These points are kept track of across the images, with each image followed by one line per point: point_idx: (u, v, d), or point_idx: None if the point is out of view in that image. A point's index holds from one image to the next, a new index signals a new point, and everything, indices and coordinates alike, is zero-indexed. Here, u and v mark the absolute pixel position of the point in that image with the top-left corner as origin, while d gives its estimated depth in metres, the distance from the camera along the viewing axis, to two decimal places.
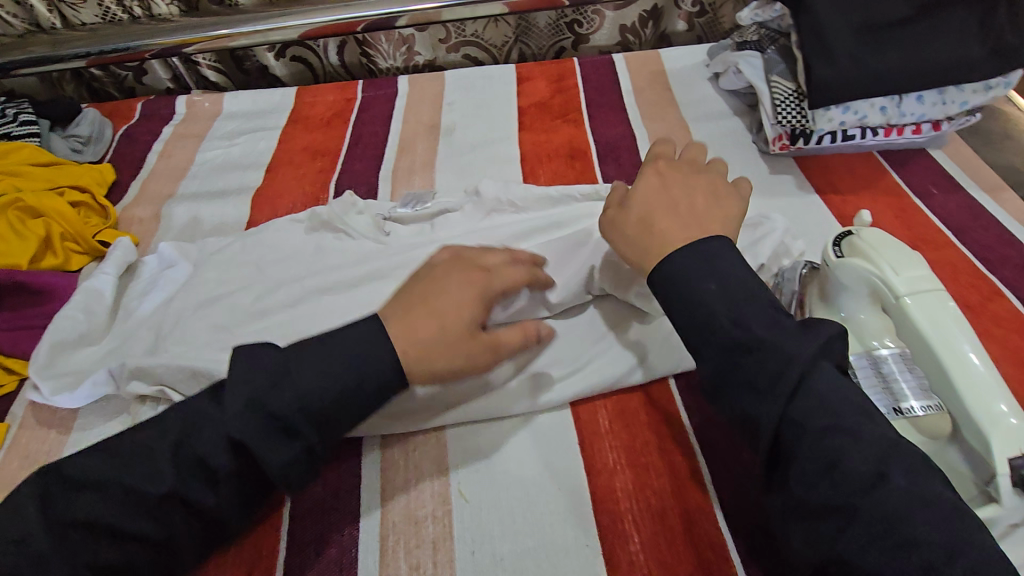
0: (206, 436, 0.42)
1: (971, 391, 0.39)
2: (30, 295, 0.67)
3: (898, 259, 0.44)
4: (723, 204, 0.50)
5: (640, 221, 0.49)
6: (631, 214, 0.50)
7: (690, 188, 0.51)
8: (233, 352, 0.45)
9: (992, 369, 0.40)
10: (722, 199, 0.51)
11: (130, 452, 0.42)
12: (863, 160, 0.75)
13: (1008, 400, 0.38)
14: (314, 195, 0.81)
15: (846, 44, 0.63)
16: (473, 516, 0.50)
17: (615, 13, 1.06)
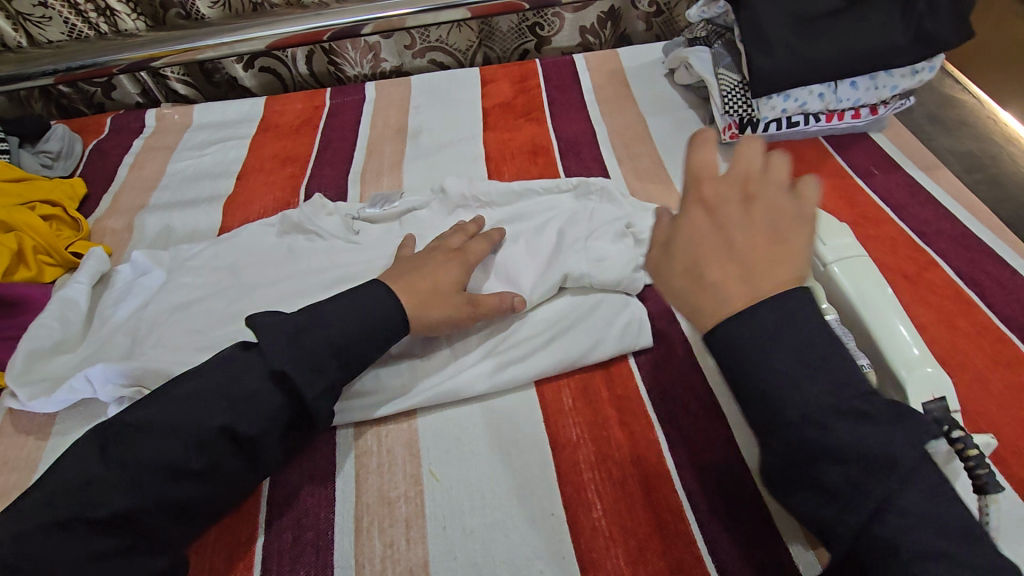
0: (247, 381, 0.48)
1: (892, 343, 0.43)
2: (4, 307, 0.68)
3: (828, 229, 0.48)
4: (798, 239, 0.38)
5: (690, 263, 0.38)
6: (677, 253, 0.39)
7: (755, 220, 0.38)
8: (249, 319, 0.52)
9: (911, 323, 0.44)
10: (799, 232, 0.38)
11: (176, 403, 0.48)
12: (807, 146, 0.79)
13: (923, 350, 0.43)
14: (285, 200, 0.83)
15: (782, 36, 0.67)
16: (443, 494, 0.52)
17: (574, 15, 1.10)
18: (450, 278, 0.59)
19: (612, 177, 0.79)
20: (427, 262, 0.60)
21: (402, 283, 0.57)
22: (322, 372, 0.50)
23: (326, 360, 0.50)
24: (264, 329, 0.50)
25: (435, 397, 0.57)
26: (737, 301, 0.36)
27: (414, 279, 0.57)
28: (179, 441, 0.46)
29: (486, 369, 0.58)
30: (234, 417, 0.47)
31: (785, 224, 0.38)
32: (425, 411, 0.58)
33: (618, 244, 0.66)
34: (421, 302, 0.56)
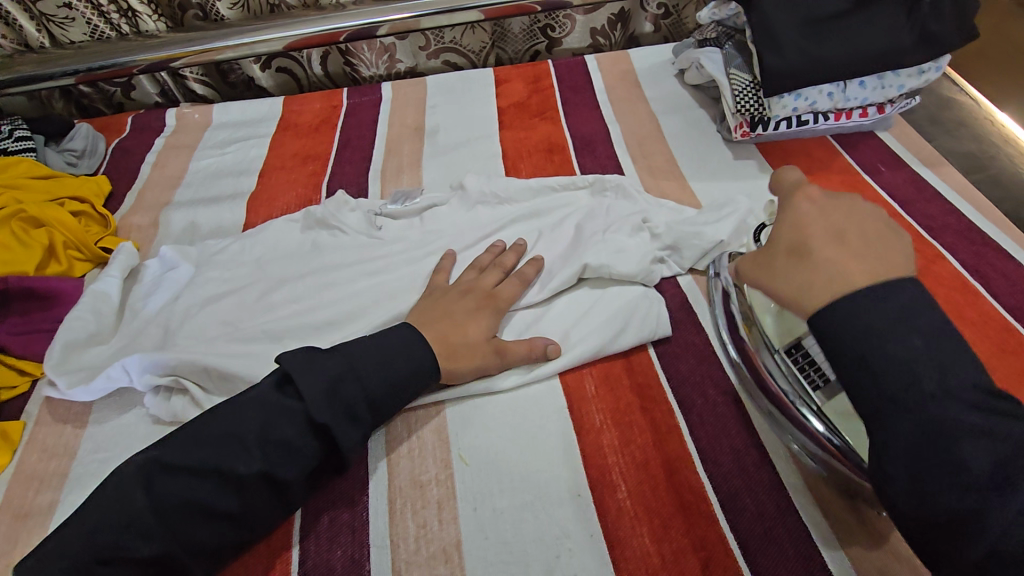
0: (283, 427, 0.49)
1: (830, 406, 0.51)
2: (39, 300, 0.70)
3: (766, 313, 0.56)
4: (894, 242, 0.47)
5: (791, 254, 0.48)
6: (777, 251, 0.50)
7: (849, 226, 0.48)
8: (279, 357, 0.52)
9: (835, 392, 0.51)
10: (893, 238, 0.47)
11: (210, 443, 0.48)
12: (816, 143, 0.81)
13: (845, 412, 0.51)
14: (307, 197, 0.85)
15: (793, 37, 0.69)
16: (473, 477, 0.54)
17: (585, 17, 1.12)
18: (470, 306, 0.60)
19: (627, 174, 0.82)
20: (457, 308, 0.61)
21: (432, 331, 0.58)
22: (356, 422, 0.51)
23: (361, 412, 0.51)
24: (303, 373, 0.50)
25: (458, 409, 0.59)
26: (837, 283, 0.44)
27: (444, 330, 0.58)
28: (215, 488, 0.47)
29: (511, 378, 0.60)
30: (270, 462, 0.48)
31: (881, 231, 0.48)
32: (455, 404, 0.59)
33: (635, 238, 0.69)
34: (455, 355, 0.57)
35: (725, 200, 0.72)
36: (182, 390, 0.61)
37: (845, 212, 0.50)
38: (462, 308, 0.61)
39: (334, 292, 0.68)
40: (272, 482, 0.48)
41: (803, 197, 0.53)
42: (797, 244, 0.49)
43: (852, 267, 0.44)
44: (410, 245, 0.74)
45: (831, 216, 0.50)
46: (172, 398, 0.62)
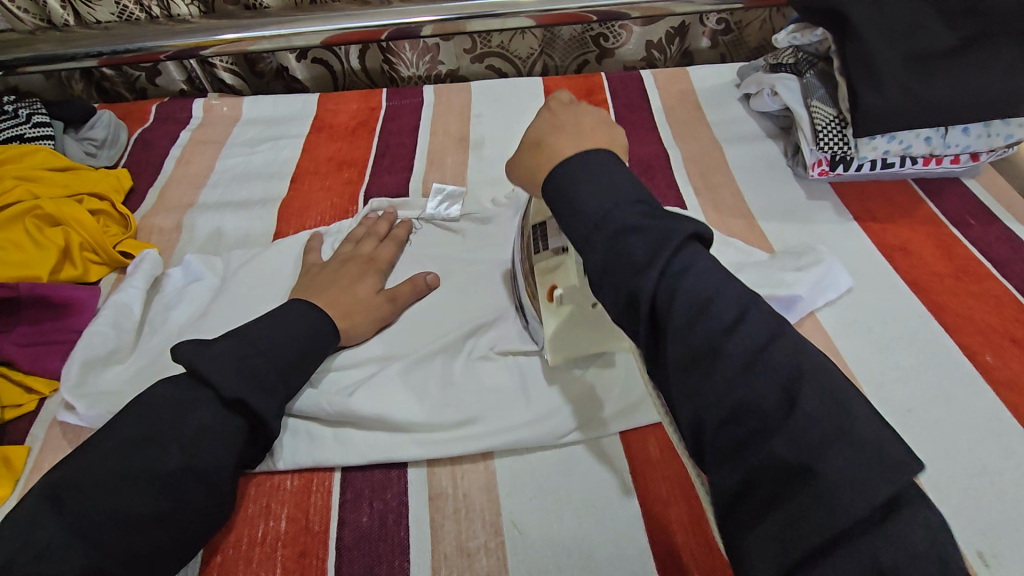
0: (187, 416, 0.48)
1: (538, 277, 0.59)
2: (52, 310, 0.64)
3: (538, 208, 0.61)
4: (612, 128, 0.51)
5: (532, 146, 0.51)
6: (527, 146, 0.52)
7: (578, 115, 0.52)
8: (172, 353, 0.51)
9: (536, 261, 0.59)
10: (612, 125, 0.52)
11: (121, 453, 0.45)
12: (897, 188, 0.75)
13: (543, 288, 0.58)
14: (343, 207, 0.79)
15: (895, 73, 0.65)
16: (528, 549, 0.49)
17: (642, 29, 1.06)
18: (367, 288, 0.63)
19: (689, 207, 0.75)
20: (342, 275, 0.64)
21: (323, 297, 0.60)
22: (271, 393, 0.51)
23: (271, 383, 0.51)
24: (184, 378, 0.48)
25: (379, 394, 0.57)
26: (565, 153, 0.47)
27: (336, 294, 0.61)
28: (129, 493, 0.43)
29: (489, 392, 0.58)
30: (192, 453, 0.46)
31: (606, 121, 0.52)
32: (505, 456, 0.55)
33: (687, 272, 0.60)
34: (347, 313, 0.60)
35: (805, 248, 0.67)
36: None
37: (574, 112, 0.52)
38: (347, 274, 0.64)
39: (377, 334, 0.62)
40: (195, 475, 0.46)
41: (555, 104, 0.54)
42: (536, 140, 0.51)
43: (562, 149, 0.48)
44: (404, 260, 0.70)
45: (557, 117, 0.52)
46: None
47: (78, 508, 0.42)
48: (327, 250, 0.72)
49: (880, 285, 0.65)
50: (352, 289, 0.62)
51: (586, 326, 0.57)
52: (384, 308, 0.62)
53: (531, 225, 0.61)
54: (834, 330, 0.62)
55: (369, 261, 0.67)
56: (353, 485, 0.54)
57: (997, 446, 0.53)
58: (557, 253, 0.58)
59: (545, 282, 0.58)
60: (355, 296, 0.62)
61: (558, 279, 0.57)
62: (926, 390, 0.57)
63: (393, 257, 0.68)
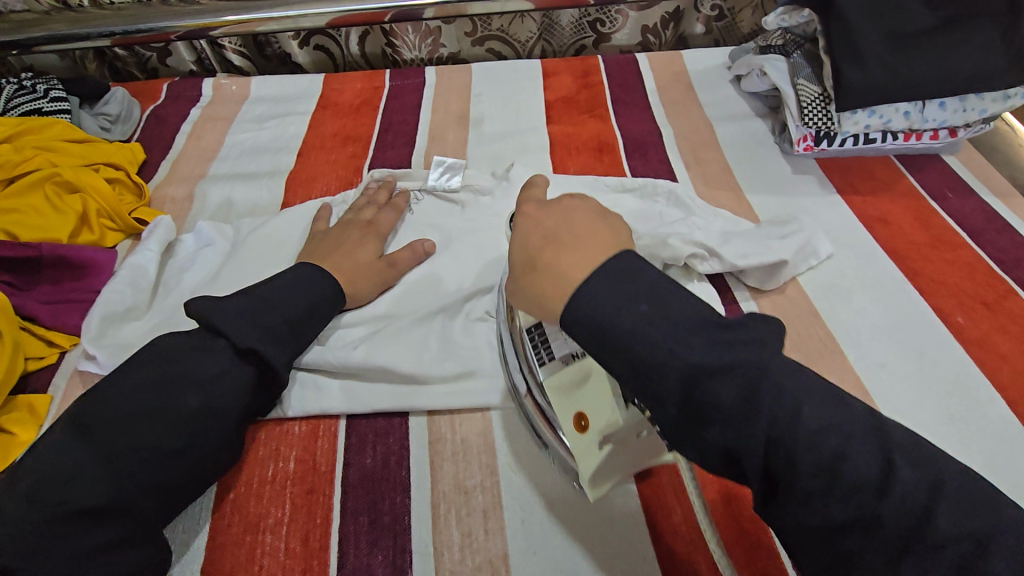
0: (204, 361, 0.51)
1: (557, 402, 0.52)
2: (72, 270, 0.67)
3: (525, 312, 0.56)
4: (607, 223, 0.46)
5: (526, 269, 0.45)
6: (520, 266, 0.45)
7: (569, 220, 0.46)
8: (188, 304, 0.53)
9: (551, 385, 0.52)
10: (605, 219, 0.46)
11: (144, 391, 0.48)
12: (878, 163, 0.78)
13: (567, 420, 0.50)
14: (348, 179, 0.82)
15: (877, 50, 0.68)
16: (520, 487, 0.53)
17: (638, 14, 1.08)
18: (370, 254, 0.66)
19: (680, 181, 0.79)
20: (344, 241, 0.67)
21: (326, 263, 0.63)
22: (281, 339, 0.54)
23: (280, 330, 0.54)
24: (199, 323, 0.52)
25: (381, 348, 0.60)
26: (572, 272, 0.42)
27: (338, 259, 0.64)
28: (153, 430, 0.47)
29: (487, 347, 0.61)
30: (209, 394, 0.49)
31: (597, 214, 0.47)
32: (501, 407, 0.58)
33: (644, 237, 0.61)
34: (350, 276, 0.63)
35: (789, 218, 0.70)
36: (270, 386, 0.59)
37: (561, 215, 0.47)
38: (349, 240, 0.67)
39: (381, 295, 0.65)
40: (212, 414, 0.49)
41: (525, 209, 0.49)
42: (526, 258, 0.45)
43: (569, 263, 0.42)
44: (406, 226, 0.73)
45: (546, 225, 0.46)
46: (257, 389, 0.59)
47: (104, 438, 0.46)
48: (335, 219, 0.74)
49: (859, 253, 0.69)
50: (354, 255, 0.65)
51: (627, 454, 0.49)
52: (386, 272, 0.65)
53: (528, 330, 0.55)
54: (813, 294, 0.65)
55: (371, 227, 0.69)
56: (357, 430, 0.57)
57: (963, 398, 0.57)
58: (569, 365, 0.52)
59: (569, 414, 0.51)
60: (357, 260, 0.64)
61: (585, 407, 0.51)
62: (900, 347, 0.60)
63: (393, 225, 0.71)
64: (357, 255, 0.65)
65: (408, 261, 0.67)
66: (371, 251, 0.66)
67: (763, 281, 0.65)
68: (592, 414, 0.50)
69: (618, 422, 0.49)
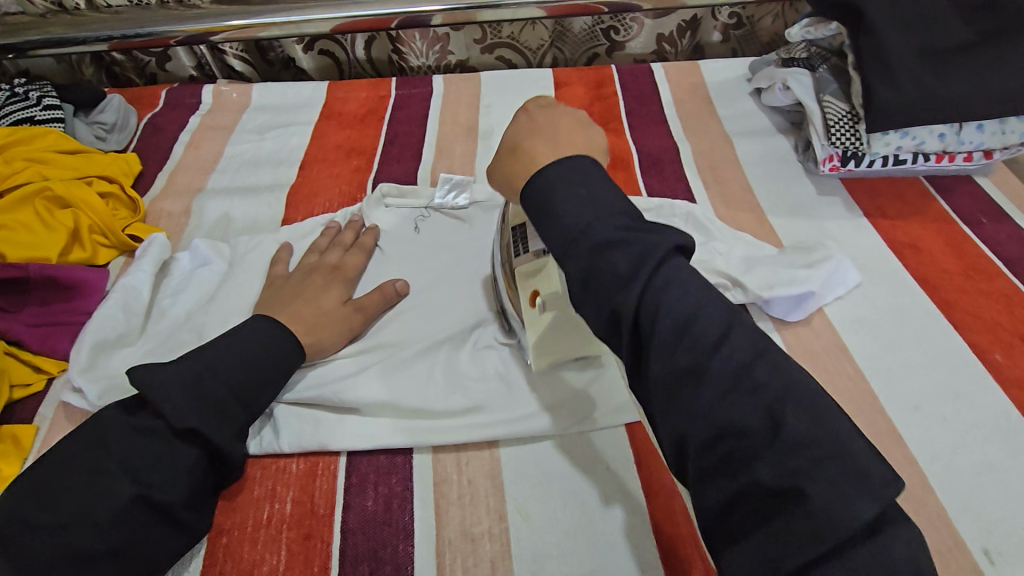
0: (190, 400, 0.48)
1: (520, 282, 0.56)
2: (61, 291, 0.64)
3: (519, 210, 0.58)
4: (591, 134, 0.49)
5: (507, 149, 0.49)
6: (504, 147, 0.49)
7: (559, 118, 0.49)
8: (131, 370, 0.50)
9: (518, 263, 0.56)
10: (591, 130, 0.49)
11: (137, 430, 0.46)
12: (908, 184, 0.75)
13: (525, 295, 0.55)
14: (351, 194, 0.79)
15: (910, 67, 0.65)
16: (531, 535, 0.50)
17: (653, 22, 1.05)
18: (334, 300, 0.61)
19: (698, 201, 0.75)
20: (306, 287, 0.61)
21: (287, 312, 0.58)
22: (229, 416, 0.50)
23: (230, 407, 0.50)
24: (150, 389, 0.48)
25: (383, 382, 0.57)
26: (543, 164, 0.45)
27: (299, 308, 0.59)
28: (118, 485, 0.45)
29: (497, 380, 0.58)
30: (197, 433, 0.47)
31: (586, 123, 0.50)
32: (512, 445, 0.55)
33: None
34: (313, 324, 0.58)
35: (814, 244, 0.66)
36: (270, 422, 0.56)
37: (554, 114, 0.50)
38: (311, 285, 0.62)
39: (385, 324, 0.62)
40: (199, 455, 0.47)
41: (533, 107, 0.51)
42: (512, 139, 0.49)
43: (542, 153, 0.46)
44: (412, 247, 0.70)
45: (537, 120, 0.49)
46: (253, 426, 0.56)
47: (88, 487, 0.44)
48: (295, 260, 0.69)
49: (889, 282, 0.65)
50: (317, 302, 0.60)
51: (571, 335, 0.55)
52: (353, 318, 0.60)
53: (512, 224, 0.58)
54: (841, 326, 0.62)
55: (335, 269, 0.64)
56: (358, 469, 0.54)
57: (1005, 443, 0.53)
58: (538, 256, 0.55)
59: (527, 287, 0.55)
60: (320, 307, 0.59)
61: (542, 285, 0.55)
62: (934, 386, 0.57)
63: (360, 265, 0.66)
64: (320, 301, 0.60)
65: (378, 303, 0.62)
66: (335, 296, 0.61)
67: (788, 314, 0.62)
68: (545, 289, 0.54)
69: (563, 292, 0.53)
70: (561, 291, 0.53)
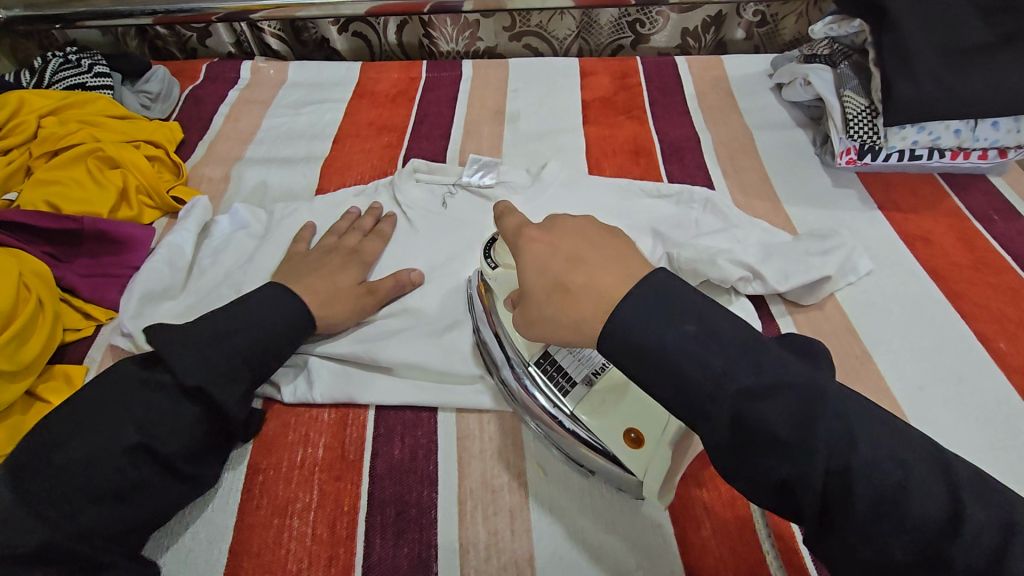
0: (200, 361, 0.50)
1: (596, 426, 0.51)
2: (111, 244, 0.68)
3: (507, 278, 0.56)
4: (620, 241, 0.46)
5: (554, 290, 0.43)
6: (544, 289, 0.44)
7: (580, 237, 0.46)
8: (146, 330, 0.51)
9: (579, 409, 0.52)
10: (615, 237, 0.46)
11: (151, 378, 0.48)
12: (922, 181, 0.77)
13: (613, 441, 0.50)
14: (382, 169, 0.82)
15: (931, 64, 0.67)
16: (548, 489, 0.53)
17: (679, 16, 1.07)
18: (348, 281, 0.62)
19: (717, 188, 0.78)
20: (324, 264, 0.63)
21: (302, 284, 0.60)
22: (237, 380, 0.51)
23: (240, 369, 0.51)
24: (169, 341, 0.50)
25: (411, 343, 0.60)
26: (616, 293, 0.41)
27: (314, 282, 0.60)
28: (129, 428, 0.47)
29: None
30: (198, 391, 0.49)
31: (606, 233, 0.47)
32: None
33: (692, 249, 0.64)
34: (325, 299, 0.60)
35: (828, 232, 0.68)
36: (304, 374, 0.59)
37: (572, 234, 0.46)
38: (328, 264, 0.63)
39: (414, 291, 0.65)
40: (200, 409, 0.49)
41: (528, 226, 0.48)
42: (551, 278, 0.44)
43: (605, 284, 0.41)
44: (442, 219, 0.73)
45: (560, 246, 0.45)
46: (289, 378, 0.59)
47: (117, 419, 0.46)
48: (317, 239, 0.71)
49: (900, 271, 0.67)
50: (333, 280, 0.62)
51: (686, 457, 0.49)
52: (365, 299, 0.62)
53: (531, 356, 0.54)
54: (852, 312, 0.64)
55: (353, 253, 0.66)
56: (386, 421, 0.57)
57: (1004, 426, 0.55)
58: (594, 382, 0.53)
59: (616, 432, 0.50)
60: (334, 284, 0.61)
61: (632, 421, 0.50)
62: (939, 370, 0.59)
63: (377, 252, 0.68)
64: (337, 280, 0.62)
65: (391, 288, 0.63)
66: (351, 277, 0.63)
67: (800, 298, 0.65)
68: (642, 425, 0.50)
69: (667, 422, 0.49)
70: (670, 424, 0.49)
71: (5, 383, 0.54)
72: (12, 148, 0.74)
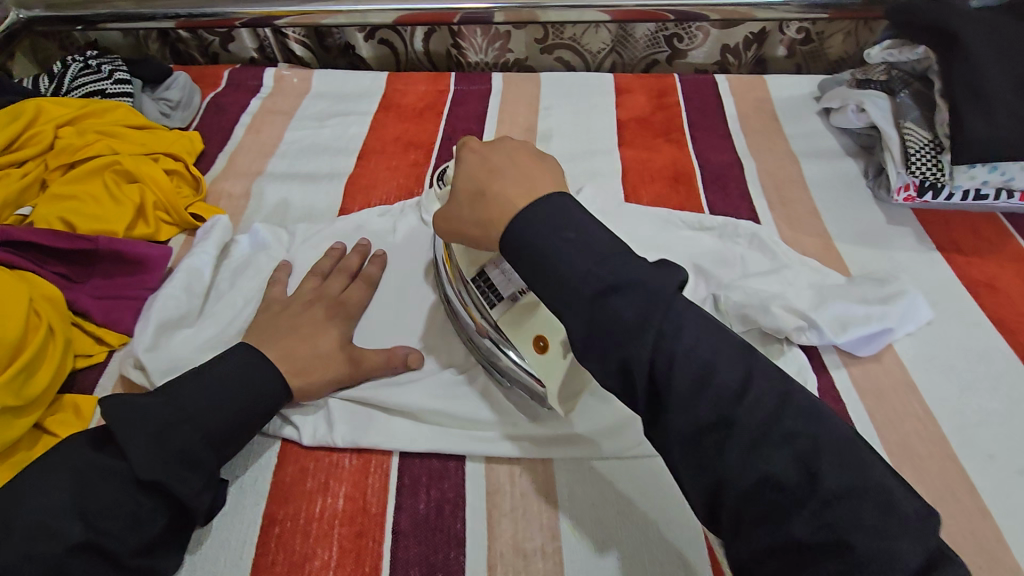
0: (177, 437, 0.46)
1: (508, 333, 0.54)
2: (126, 265, 0.65)
3: None
4: (547, 165, 0.51)
5: (473, 198, 0.49)
6: (464, 197, 0.50)
7: (510, 156, 0.51)
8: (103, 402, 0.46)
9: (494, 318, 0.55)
10: (544, 162, 0.52)
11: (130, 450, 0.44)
12: (985, 220, 0.71)
13: (518, 345, 0.54)
14: (408, 188, 0.79)
15: (1006, 101, 0.64)
16: (585, 556, 0.49)
17: (719, 32, 1.02)
18: (329, 342, 0.57)
19: (762, 221, 0.73)
20: (303, 321, 0.58)
21: (275, 348, 0.55)
22: (197, 468, 0.46)
23: (201, 454, 0.47)
24: (118, 421, 0.45)
25: (438, 390, 0.57)
26: (517, 203, 0.46)
27: (291, 346, 0.55)
28: (96, 506, 0.43)
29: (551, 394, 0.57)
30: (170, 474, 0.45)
31: (538, 157, 0.52)
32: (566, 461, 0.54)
33: (739, 293, 0.60)
34: (302, 368, 0.55)
35: (887, 276, 0.64)
36: (327, 414, 0.56)
37: (506, 154, 0.51)
38: (309, 320, 0.58)
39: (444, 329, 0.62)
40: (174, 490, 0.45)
41: (470, 143, 0.54)
42: (473, 188, 0.50)
43: (514, 196, 0.47)
44: None
45: (488, 161, 0.51)
46: (308, 420, 0.55)
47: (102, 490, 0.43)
48: (294, 282, 0.66)
49: (963, 322, 0.62)
50: (310, 342, 0.56)
51: (582, 368, 0.54)
52: (346, 365, 0.56)
53: (468, 272, 0.57)
54: (911, 366, 0.59)
55: (338, 304, 0.61)
56: (411, 471, 0.54)
57: None
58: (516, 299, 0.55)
59: (525, 338, 0.53)
60: (312, 348, 0.56)
61: (540, 330, 0.53)
62: (1010, 436, 0.54)
63: (363, 301, 0.63)
64: (317, 342, 0.56)
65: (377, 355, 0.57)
66: (332, 335, 0.58)
67: (856, 350, 0.60)
68: (547, 335, 0.53)
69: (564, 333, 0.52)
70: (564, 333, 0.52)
71: (10, 418, 0.51)
72: (26, 159, 0.71)
